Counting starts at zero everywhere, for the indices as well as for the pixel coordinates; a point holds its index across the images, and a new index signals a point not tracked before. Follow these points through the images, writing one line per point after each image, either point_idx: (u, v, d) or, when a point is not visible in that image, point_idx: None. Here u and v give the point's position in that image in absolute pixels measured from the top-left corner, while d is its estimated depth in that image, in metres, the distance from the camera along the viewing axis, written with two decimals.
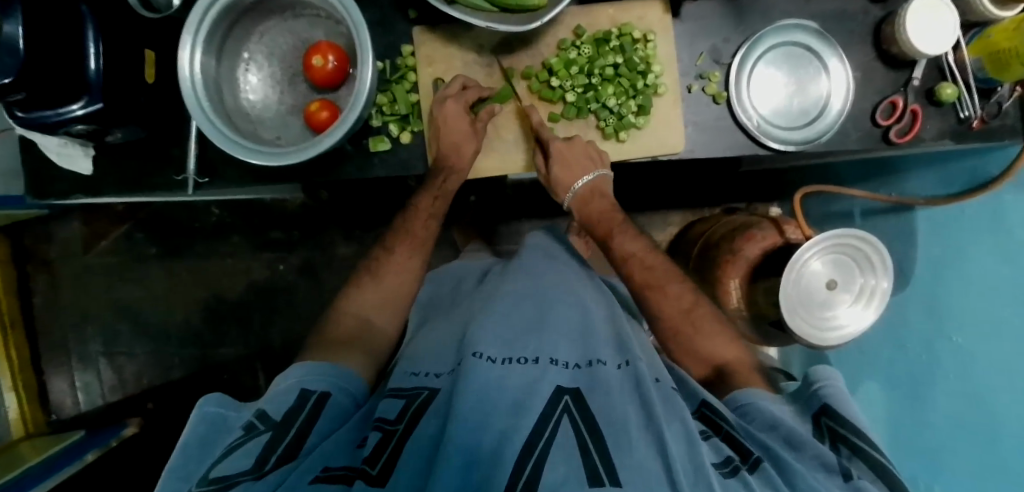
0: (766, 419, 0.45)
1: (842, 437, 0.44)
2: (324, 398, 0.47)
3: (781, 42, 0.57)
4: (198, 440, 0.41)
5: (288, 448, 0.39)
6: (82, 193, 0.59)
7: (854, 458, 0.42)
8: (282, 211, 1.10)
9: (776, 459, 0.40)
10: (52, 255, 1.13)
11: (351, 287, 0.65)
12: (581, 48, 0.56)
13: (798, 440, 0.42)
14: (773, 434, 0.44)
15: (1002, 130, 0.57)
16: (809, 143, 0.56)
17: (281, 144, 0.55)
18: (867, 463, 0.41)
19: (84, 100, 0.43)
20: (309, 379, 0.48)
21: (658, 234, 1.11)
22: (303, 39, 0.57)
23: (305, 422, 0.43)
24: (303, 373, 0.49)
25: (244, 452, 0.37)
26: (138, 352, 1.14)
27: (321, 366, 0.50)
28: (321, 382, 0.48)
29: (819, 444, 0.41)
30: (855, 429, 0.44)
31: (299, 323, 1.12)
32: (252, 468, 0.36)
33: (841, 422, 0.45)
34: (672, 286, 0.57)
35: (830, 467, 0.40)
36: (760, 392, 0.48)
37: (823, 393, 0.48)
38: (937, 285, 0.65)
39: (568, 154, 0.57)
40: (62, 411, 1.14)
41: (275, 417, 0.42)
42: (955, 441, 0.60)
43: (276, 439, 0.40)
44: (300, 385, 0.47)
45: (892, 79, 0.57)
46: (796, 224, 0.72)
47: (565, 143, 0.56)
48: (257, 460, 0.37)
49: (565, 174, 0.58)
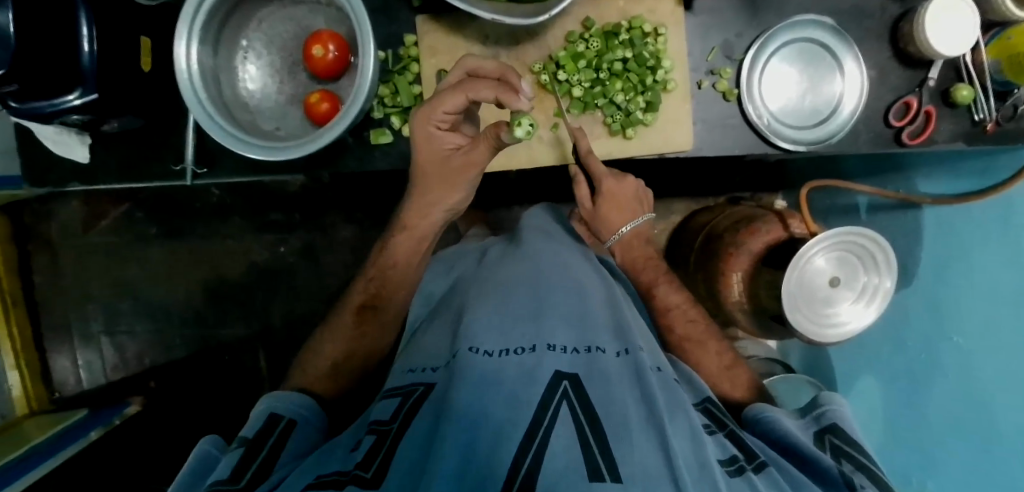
0: (776, 432, 0.46)
1: (848, 455, 0.44)
2: (292, 423, 0.47)
3: (795, 37, 0.55)
4: (189, 476, 0.41)
5: (254, 476, 0.39)
6: (79, 182, 0.58)
7: (857, 472, 0.41)
8: (282, 193, 1.09)
9: (780, 465, 0.41)
10: (51, 235, 1.13)
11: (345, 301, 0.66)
12: (589, 41, 0.55)
13: (805, 454, 0.43)
14: (781, 447, 0.45)
15: (1016, 133, 0.55)
16: (820, 143, 0.55)
17: (281, 135, 0.54)
18: (869, 477, 0.40)
19: (80, 91, 0.42)
20: (280, 405, 0.49)
21: (660, 222, 1.10)
22: (304, 27, 0.55)
23: (275, 441, 0.44)
24: (273, 400, 0.50)
25: (220, 470, 0.39)
26: (139, 332, 1.15)
27: (286, 394, 0.51)
28: (290, 409, 0.49)
29: (825, 459, 0.41)
30: (862, 449, 0.44)
31: (299, 304, 1.13)
32: (228, 480, 0.37)
33: (850, 442, 0.45)
34: (683, 322, 0.61)
35: (831, 479, 0.40)
36: (771, 406, 0.51)
37: (829, 417, 0.48)
38: (938, 284, 0.66)
39: (617, 195, 0.62)
40: (64, 389, 1.16)
41: (246, 435, 0.44)
42: (949, 438, 0.63)
43: (251, 453, 0.41)
44: (268, 410, 0.48)
45: (907, 78, 0.56)
46: (801, 218, 0.71)
47: (617, 183, 0.61)
48: (233, 473, 0.38)
49: (614, 214, 0.63)
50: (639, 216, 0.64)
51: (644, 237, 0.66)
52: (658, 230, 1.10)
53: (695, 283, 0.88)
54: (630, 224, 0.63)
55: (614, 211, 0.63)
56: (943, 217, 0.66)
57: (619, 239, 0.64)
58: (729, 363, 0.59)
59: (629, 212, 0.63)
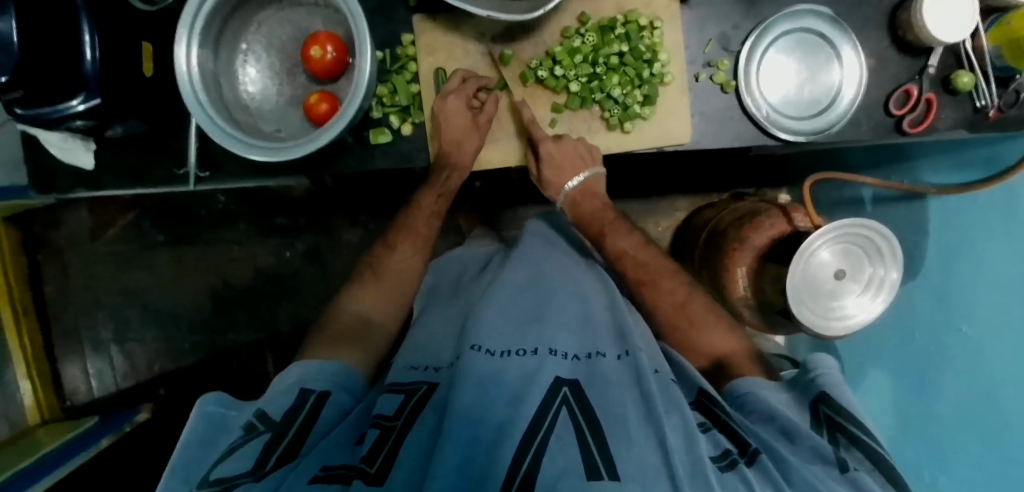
0: (765, 410, 0.45)
1: (839, 427, 0.43)
2: (323, 396, 0.48)
3: (791, 28, 0.55)
4: (200, 449, 0.41)
5: (279, 460, 0.39)
6: (85, 188, 0.59)
7: (852, 447, 0.42)
8: (287, 198, 1.11)
9: (774, 452, 0.39)
10: (60, 244, 1.14)
11: (356, 285, 0.65)
12: (586, 35, 0.54)
13: (793, 430, 0.42)
14: (771, 425, 0.44)
15: (1020, 118, 0.55)
16: (819, 133, 0.55)
17: (282, 137, 0.55)
18: (864, 454, 0.41)
19: (84, 96, 0.43)
20: (310, 379, 0.49)
21: (664, 219, 1.10)
22: (302, 29, 0.56)
23: (306, 419, 0.44)
24: (302, 373, 0.50)
25: (246, 451, 0.38)
26: (148, 339, 1.16)
27: (323, 364, 0.51)
28: (323, 382, 0.49)
29: (814, 435, 0.41)
30: (853, 419, 0.43)
31: (306, 307, 1.14)
32: (252, 469, 0.37)
33: (838, 410, 0.44)
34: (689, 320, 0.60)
35: (823, 456, 0.40)
36: (758, 382, 0.49)
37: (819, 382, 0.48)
38: (948, 280, 0.65)
39: (559, 157, 0.58)
40: (76, 398, 1.17)
41: (275, 417, 0.43)
42: (955, 433, 0.63)
43: (276, 439, 0.41)
44: (299, 384, 0.48)
45: (907, 66, 0.56)
46: (805, 211, 0.71)
47: (556, 144, 0.57)
48: (257, 460, 0.38)
49: (555, 176, 0.60)
50: (584, 170, 0.60)
51: (598, 190, 0.65)
52: (663, 228, 1.09)
53: (701, 281, 0.88)
54: (575, 181, 0.61)
55: (555, 173, 0.60)
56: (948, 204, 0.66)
57: (564, 197, 0.64)
58: (712, 333, 0.58)
59: (570, 170, 0.60)
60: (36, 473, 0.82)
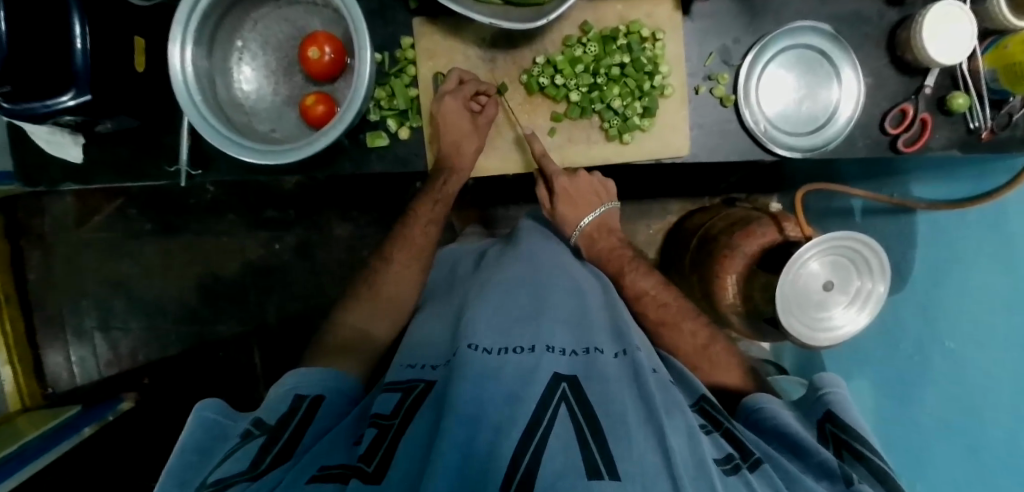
0: (773, 424, 0.47)
1: (845, 444, 0.44)
2: (318, 400, 0.48)
3: (792, 44, 0.55)
4: (195, 455, 0.40)
5: (274, 460, 0.38)
6: (73, 182, 0.58)
7: (856, 464, 0.42)
8: (279, 191, 1.09)
9: (776, 462, 0.41)
10: (44, 229, 1.12)
11: (350, 295, 0.66)
12: (587, 46, 0.55)
13: (804, 446, 0.43)
14: (780, 441, 0.45)
15: (1013, 140, 0.56)
16: (815, 150, 0.55)
17: (277, 137, 0.54)
18: (868, 469, 0.41)
19: (74, 92, 0.41)
20: (303, 385, 0.49)
21: (656, 222, 1.11)
22: (299, 28, 0.55)
23: (299, 422, 0.44)
24: (297, 380, 0.50)
25: (241, 456, 0.38)
26: (133, 328, 1.15)
27: (316, 371, 0.51)
28: (315, 386, 0.49)
29: (822, 451, 0.41)
30: (857, 436, 0.44)
31: (296, 301, 1.13)
32: (247, 470, 0.36)
33: (846, 429, 0.45)
34: (685, 326, 0.60)
35: (829, 472, 0.40)
36: (768, 397, 0.51)
37: (827, 400, 0.49)
38: (932, 292, 0.66)
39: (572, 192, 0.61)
40: (58, 385, 1.15)
41: (270, 423, 0.43)
42: (937, 444, 0.65)
43: (270, 442, 0.40)
44: (294, 390, 0.48)
45: (904, 86, 0.56)
46: (796, 221, 0.71)
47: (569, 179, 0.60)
48: (251, 462, 0.37)
49: (570, 210, 0.63)
50: (600, 206, 0.64)
51: (613, 228, 0.67)
52: (654, 230, 1.10)
53: (690, 285, 0.88)
54: (590, 217, 0.64)
55: (570, 207, 0.63)
56: (937, 223, 0.67)
57: (581, 232, 0.64)
58: (706, 342, 0.59)
59: (586, 206, 0.63)
60: (24, 460, 0.81)
